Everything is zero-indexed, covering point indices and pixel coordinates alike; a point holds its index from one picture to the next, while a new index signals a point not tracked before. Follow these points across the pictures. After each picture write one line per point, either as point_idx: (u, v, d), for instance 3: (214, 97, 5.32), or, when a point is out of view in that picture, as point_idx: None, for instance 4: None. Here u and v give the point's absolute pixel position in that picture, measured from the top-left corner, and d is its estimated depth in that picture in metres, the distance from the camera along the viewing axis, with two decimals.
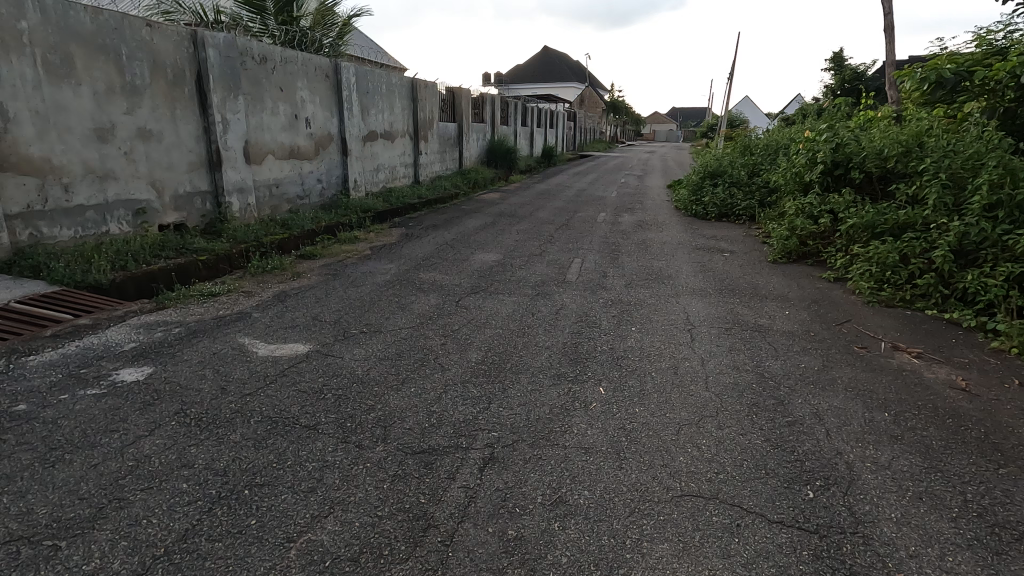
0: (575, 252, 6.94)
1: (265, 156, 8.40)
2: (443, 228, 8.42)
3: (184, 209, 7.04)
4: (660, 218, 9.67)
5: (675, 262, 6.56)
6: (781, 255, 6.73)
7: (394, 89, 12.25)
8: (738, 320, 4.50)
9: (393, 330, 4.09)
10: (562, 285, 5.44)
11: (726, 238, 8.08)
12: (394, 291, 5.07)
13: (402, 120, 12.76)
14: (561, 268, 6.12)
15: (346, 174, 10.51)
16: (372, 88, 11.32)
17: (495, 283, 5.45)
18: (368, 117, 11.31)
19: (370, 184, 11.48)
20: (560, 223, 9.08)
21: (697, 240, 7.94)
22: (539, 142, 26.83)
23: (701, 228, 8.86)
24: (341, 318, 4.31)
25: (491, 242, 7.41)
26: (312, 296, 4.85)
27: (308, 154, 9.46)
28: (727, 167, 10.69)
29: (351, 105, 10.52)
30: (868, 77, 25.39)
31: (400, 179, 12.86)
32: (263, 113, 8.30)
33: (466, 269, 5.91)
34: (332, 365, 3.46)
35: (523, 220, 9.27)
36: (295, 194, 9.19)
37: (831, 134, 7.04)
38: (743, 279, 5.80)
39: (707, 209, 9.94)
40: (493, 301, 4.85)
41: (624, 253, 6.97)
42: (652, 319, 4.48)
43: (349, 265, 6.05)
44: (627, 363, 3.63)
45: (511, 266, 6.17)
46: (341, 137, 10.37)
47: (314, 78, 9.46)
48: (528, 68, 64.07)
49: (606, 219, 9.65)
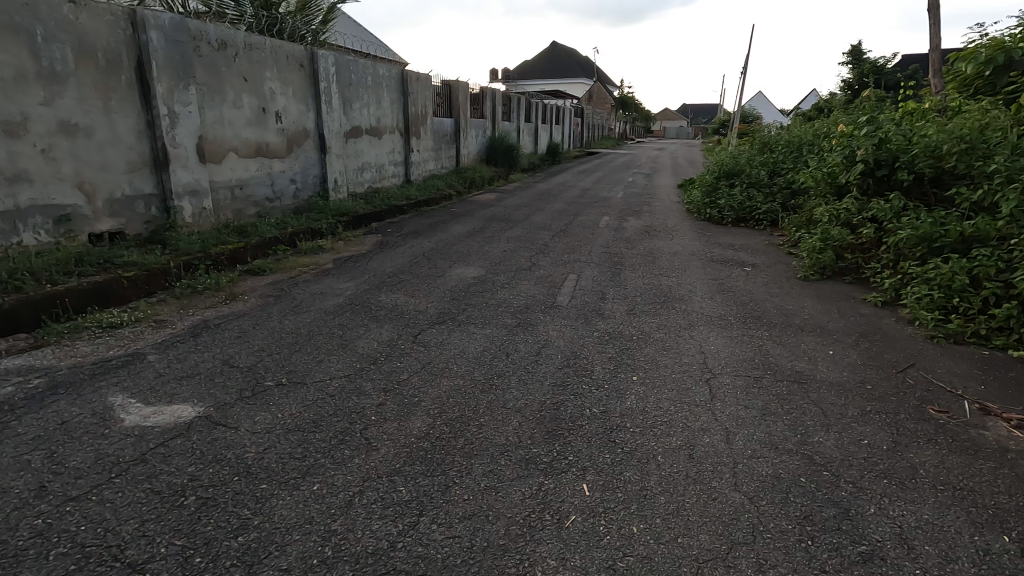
0: (570, 266, 5.96)
1: (226, 154, 7.49)
2: (424, 235, 7.46)
3: (122, 215, 6.14)
4: (671, 223, 8.65)
5: (688, 279, 5.55)
6: (814, 270, 5.71)
7: (382, 81, 11.32)
8: (770, 366, 3.50)
9: (321, 382, 3.14)
10: (549, 311, 4.47)
11: (746, 248, 7.05)
12: (342, 321, 4.12)
13: (390, 115, 11.82)
14: (551, 287, 5.15)
15: (325, 173, 9.61)
16: (355, 80, 10.40)
17: (468, 308, 4.49)
18: (352, 111, 10.39)
19: (353, 185, 10.57)
20: (557, 229, 8.11)
21: (712, 250, 6.91)
22: (543, 139, 25.78)
23: (716, 235, 7.82)
24: (259, 362, 3.37)
25: (474, 253, 6.45)
26: (237, 329, 3.92)
27: (279, 152, 8.56)
28: (745, 167, 9.62)
29: (330, 97, 9.59)
30: (890, 71, 24.08)
31: (389, 179, 11.94)
32: (223, 106, 7.38)
33: (437, 290, 4.96)
34: (216, 444, 2.51)
35: (516, 226, 8.29)
36: (263, 196, 8.29)
37: (872, 128, 6.00)
38: (771, 304, 4.79)
39: (722, 213, 8.89)
40: (460, 335, 3.90)
41: (629, 267, 5.98)
42: (660, 365, 3.49)
43: (301, 284, 5.11)
44: (624, 438, 2.65)
45: (492, 284, 5.21)
46: (319, 133, 9.46)
47: (285, 68, 8.54)
48: (536, 63, 62.82)
49: (609, 224, 8.65)
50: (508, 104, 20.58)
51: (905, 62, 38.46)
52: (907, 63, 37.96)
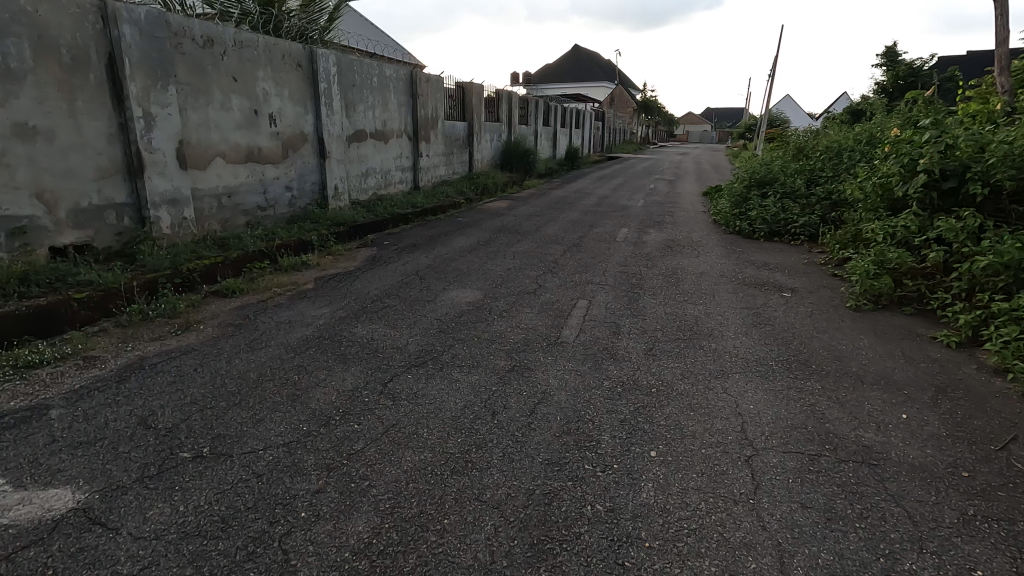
0: (581, 289, 5.24)
1: (211, 159, 6.95)
2: (422, 249, 6.80)
3: (89, 227, 5.60)
4: (696, 237, 7.86)
5: (718, 307, 4.78)
6: (866, 299, 4.88)
7: (388, 83, 10.75)
8: (828, 437, 2.73)
9: (250, 454, 2.48)
10: (552, 350, 3.76)
11: (783, 268, 6.22)
12: (303, 360, 3.47)
13: (397, 118, 11.24)
14: (558, 317, 4.43)
15: (324, 180, 9.05)
16: (359, 81, 9.83)
17: (456, 345, 3.80)
18: (355, 114, 9.83)
19: (355, 192, 10.00)
20: (570, 243, 7.38)
21: (744, 270, 6.12)
22: (563, 143, 25.04)
23: (748, 252, 7.00)
24: (183, 421, 2.72)
25: (475, 272, 5.76)
26: (176, 371, 3.29)
27: (273, 157, 8.01)
28: (779, 175, 8.76)
29: (330, 99, 9.03)
30: (930, 73, 22.78)
31: (395, 185, 11.36)
32: (209, 108, 6.85)
33: (423, 320, 4.27)
34: (79, 560, 1.85)
35: (524, 238, 7.58)
36: (254, 205, 7.74)
37: (935, 133, 5.16)
38: (820, 344, 3.99)
39: (754, 225, 8.05)
40: (440, 384, 3.21)
41: (648, 291, 5.23)
42: (685, 434, 2.74)
43: (270, 309, 4.48)
44: (636, 560, 1.92)
45: (490, 312, 4.52)
46: (318, 137, 8.90)
47: (280, 67, 7.99)
48: (558, 67, 62.14)
49: (628, 237, 7.89)
50: (525, 108, 19.90)
51: (943, 64, 36.73)
52: (943, 66, 36.26)
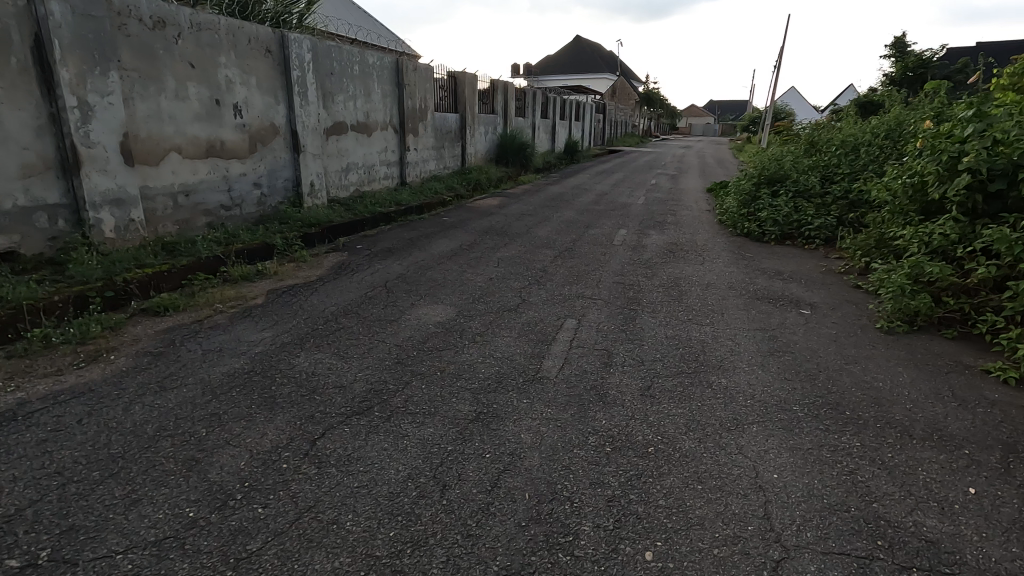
0: (570, 305, 4.58)
1: (165, 154, 6.28)
2: (397, 255, 6.13)
3: (15, 231, 4.96)
4: (701, 240, 7.20)
5: (728, 328, 4.13)
6: (900, 318, 4.22)
7: (371, 71, 10.03)
8: (880, 527, 2.08)
9: (103, 563, 1.82)
10: (529, 390, 3.10)
11: (800, 278, 5.55)
12: (219, 406, 2.81)
13: (382, 109, 10.53)
14: (540, 342, 3.77)
15: (298, 176, 8.39)
16: (337, 69, 9.13)
17: (413, 383, 3.14)
18: (333, 105, 9.14)
19: (334, 189, 9.34)
20: (562, 246, 6.71)
21: (756, 280, 5.44)
22: (562, 136, 24.29)
23: (759, 259, 6.32)
24: (32, 505, 2.07)
25: (452, 282, 5.11)
26: (58, 422, 2.65)
27: (238, 151, 7.34)
28: (791, 172, 8.06)
29: (304, 88, 8.33)
30: (941, 64, 21.96)
31: (379, 181, 10.68)
32: (160, 97, 6.17)
33: (381, 348, 3.62)
34: None
35: (512, 242, 6.90)
36: (217, 204, 7.08)
37: (980, 125, 4.47)
38: (851, 380, 3.33)
39: (764, 228, 7.38)
40: (383, 443, 2.55)
41: (647, 307, 4.57)
42: (692, 523, 2.08)
43: (204, 332, 3.82)
44: None
45: (461, 335, 3.86)
46: (290, 130, 8.21)
47: (245, 53, 7.29)
48: (559, 58, 61.22)
49: (627, 239, 7.21)
50: (523, 99, 19.14)
51: (953, 56, 35.78)
52: (953, 57, 35.40)
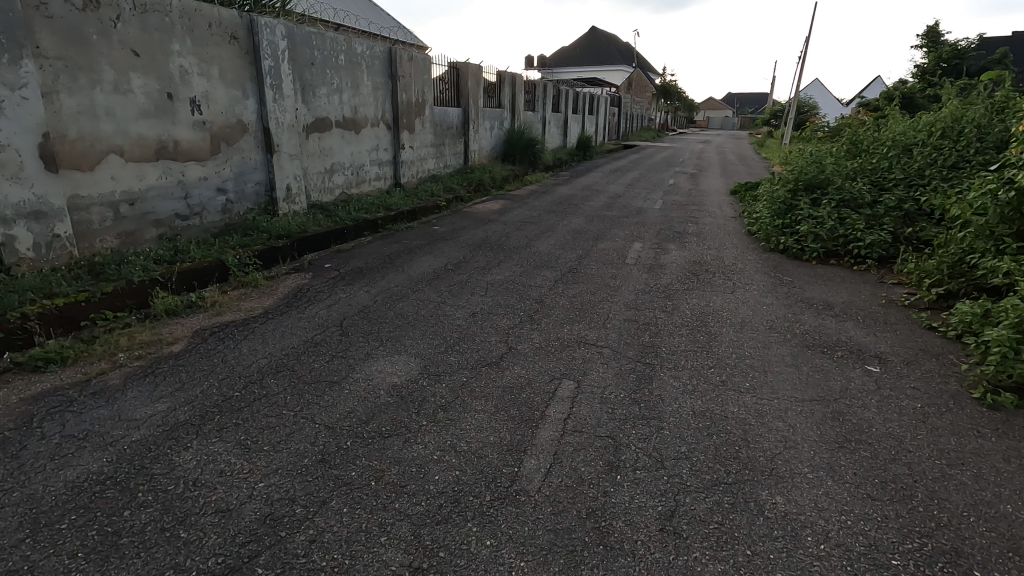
0: (567, 356, 3.60)
1: (102, 157, 5.40)
2: (368, 278, 5.19)
3: None
4: (728, 259, 6.15)
5: (775, 397, 3.13)
6: (1004, 385, 3.18)
7: (358, 61, 9.05)
8: None
9: None
10: (496, 519, 2.13)
11: (856, 315, 4.51)
12: (27, 557, 1.89)
13: (372, 103, 9.57)
14: (523, 423, 2.81)
15: (272, 179, 7.48)
16: (319, 59, 8.19)
17: (331, 503, 2.20)
18: (314, 99, 8.21)
19: (315, 193, 8.42)
20: (564, 267, 5.72)
21: (801, 317, 4.41)
22: (574, 131, 23.15)
23: (800, 285, 5.28)
24: None
25: (425, 320, 4.15)
26: None
27: (197, 153, 6.44)
28: (834, 177, 6.95)
29: (278, 80, 7.39)
30: (980, 54, 20.42)
31: (369, 183, 9.75)
32: (95, 90, 5.27)
33: (306, 431, 2.68)
34: None
35: (506, 260, 5.92)
36: (172, 212, 6.20)
37: None
38: (965, 500, 2.31)
39: (803, 243, 6.31)
40: None
41: (666, 360, 3.57)
42: None
43: (81, 401, 2.91)
44: None
45: (419, 410, 2.90)
46: (262, 127, 7.29)
47: (205, 40, 6.37)
48: (573, 50, 59.80)
49: (642, 257, 6.20)
50: (533, 92, 18.06)
51: (988, 46, 33.83)
52: (988, 47, 33.55)
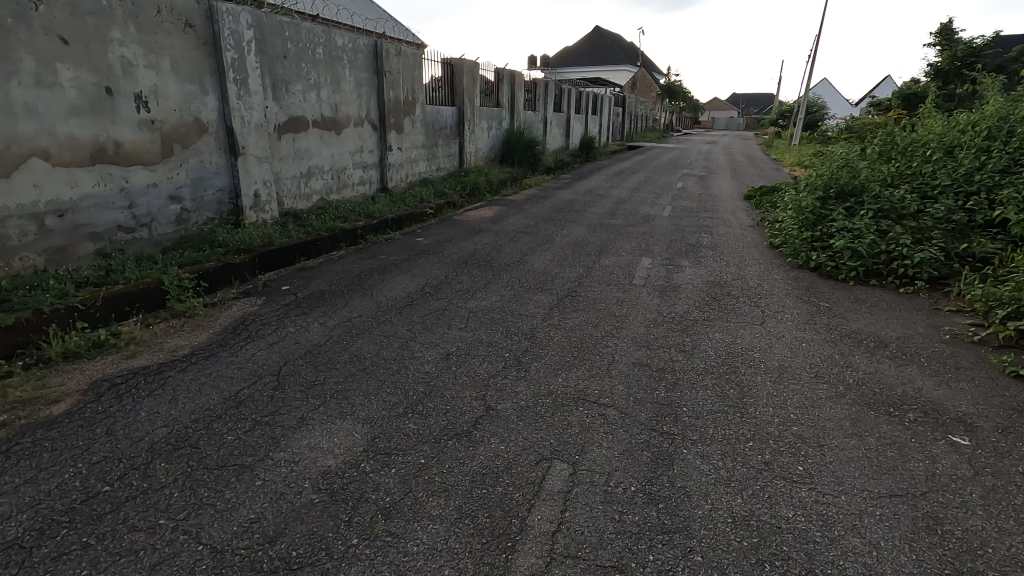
0: (561, 421, 2.79)
1: (22, 160, 4.61)
2: (329, 305, 4.38)
3: None
4: (751, 278, 5.34)
5: (841, 492, 2.30)
6: None
7: (337, 54, 8.25)
8: None
9: None
10: None
11: (917, 356, 3.68)
12: None
13: (354, 101, 8.77)
14: (495, 541, 2.00)
15: (236, 184, 6.69)
16: (292, 52, 7.41)
17: None
18: (287, 96, 7.42)
19: (289, 200, 7.64)
20: (562, 289, 4.90)
21: (852, 360, 3.59)
22: (577, 132, 22.34)
23: (842, 314, 4.45)
24: None
25: (385, 366, 3.34)
26: None
27: (145, 155, 5.65)
28: (871, 183, 6.12)
29: (242, 74, 6.60)
30: (999, 52, 19.52)
31: (352, 187, 8.96)
32: (10, 83, 4.47)
33: (179, 561, 1.86)
34: None
35: (494, 281, 5.10)
36: (112, 223, 5.39)
37: None
38: None
39: (838, 260, 5.48)
40: None
41: (688, 428, 2.76)
42: None
43: None
44: None
45: (350, 518, 2.09)
46: (225, 127, 6.50)
47: (153, 27, 5.57)
48: (577, 50, 59.05)
49: (652, 276, 5.38)
50: (533, 91, 17.23)
51: (1003, 43, 32.85)
52: (1003, 46, 32.61)
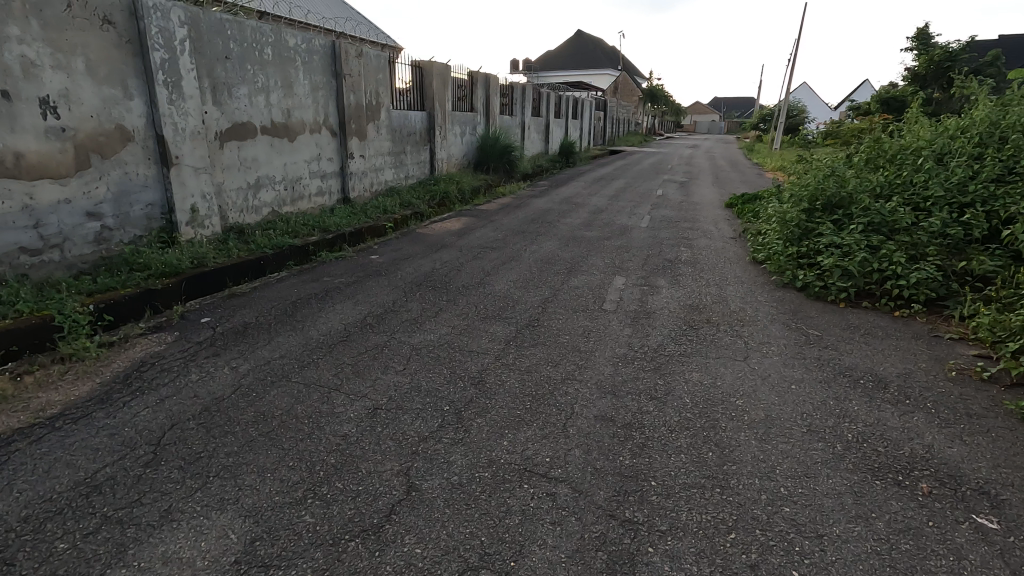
0: (499, 507, 2.23)
1: None
2: (250, 342, 3.78)
3: None
4: (733, 301, 4.86)
5: None
6: None
7: (288, 56, 7.64)
8: None
9: None
10: None
11: (922, 399, 3.19)
12: None
13: (310, 106, 8.17)
14: None
15: (169, 198, 6.06)
16: (235, 52, 6.79)
17: None
18: (231, 101, 6.80)
19: (234, 213, 7.01)
20: (522, 318, 4.34)
21: (849, 407, 3.08)
22: (557, 136, 21.88)
23: (834, 345, 3.96)
24: None
25: (294, 426, 2.76)
26: None
27: (56, 168, 5.00)
28: (859, 194, 5.68)
29: (175, 77, 5.97)
30: (976, 58, 19.44)
31: (309, 199, 8.35)
32: None
33: None
34: None
35: (447, 308, 4.53)
36: (13, 245, 4.73)
37: None
38: None
39: (827, 280, 5.03)
40: None
41: (656, 512, 2.22)
42: None
43: None
44: None
45: None
46: (155, 136, 5.87)
47: (61, 23, 4.93)
48: (559, 54, 58.86)
49: (625, 299, 4.87)
50: (511, 95, 16.70)
51: (979, 48, 33.11)
52: (979, 50, 32.89)
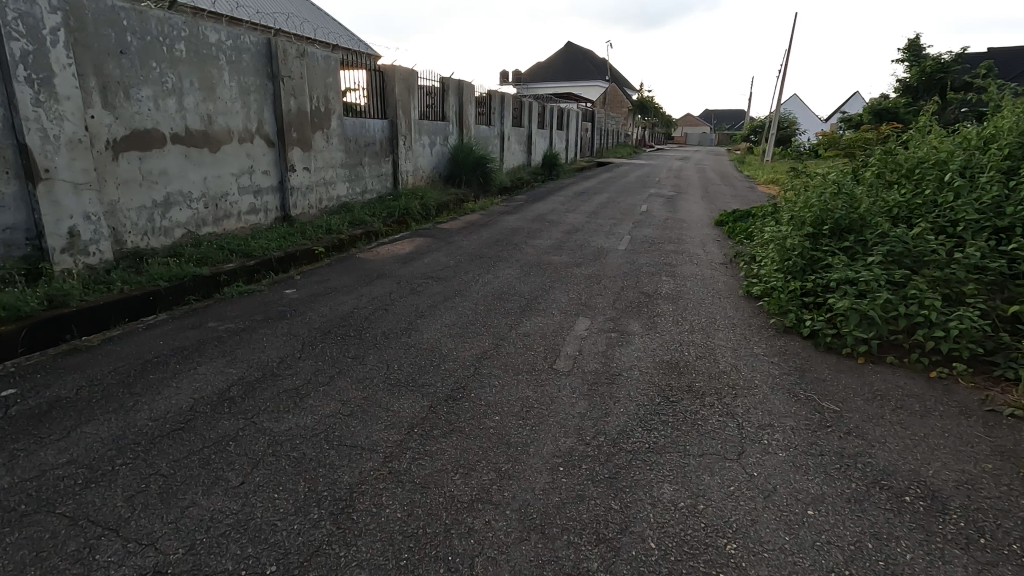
0: None
1: None
2: (41, 434, 2.66)
3: None
4: (724, 355, 3.80)
5: None
6: None
7: (206, 52, 6.57)
8: None
9: None
10: None
11: (1004, 539, 2.11)
12: None
13: (237, 111, 7.09)
14: None
15: (37, 221, 4.95)
16: (134, 46, 5.72)
17: None
18: (129, 104, 5.73)
19: (134, 236, 5.92)
20: (442, 386, 3.25)
21: (900, 559, 2.00)
22: (542, 147, 20.92)
23: (860, 431, 2.89)
24: None
25: None
26: None
27: None
28: (874, 218, 4.67)
29: (45, 73, 4.85)
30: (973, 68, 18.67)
31: (236, 218, 7.27)
32: None
33: None
34: None
35: (348, 370, 3.44)
36: None
37: None
38: None
39: (840, 326, 4.00)
40: None
41: None
42: None
43: None
44: None
45: None
46: (16, 144, 4.76)
47: None
48: (549, 65, 58.33)
49: (586, 353, 3.80)
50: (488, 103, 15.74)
51: (970, 61, 32.67)
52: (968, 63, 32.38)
